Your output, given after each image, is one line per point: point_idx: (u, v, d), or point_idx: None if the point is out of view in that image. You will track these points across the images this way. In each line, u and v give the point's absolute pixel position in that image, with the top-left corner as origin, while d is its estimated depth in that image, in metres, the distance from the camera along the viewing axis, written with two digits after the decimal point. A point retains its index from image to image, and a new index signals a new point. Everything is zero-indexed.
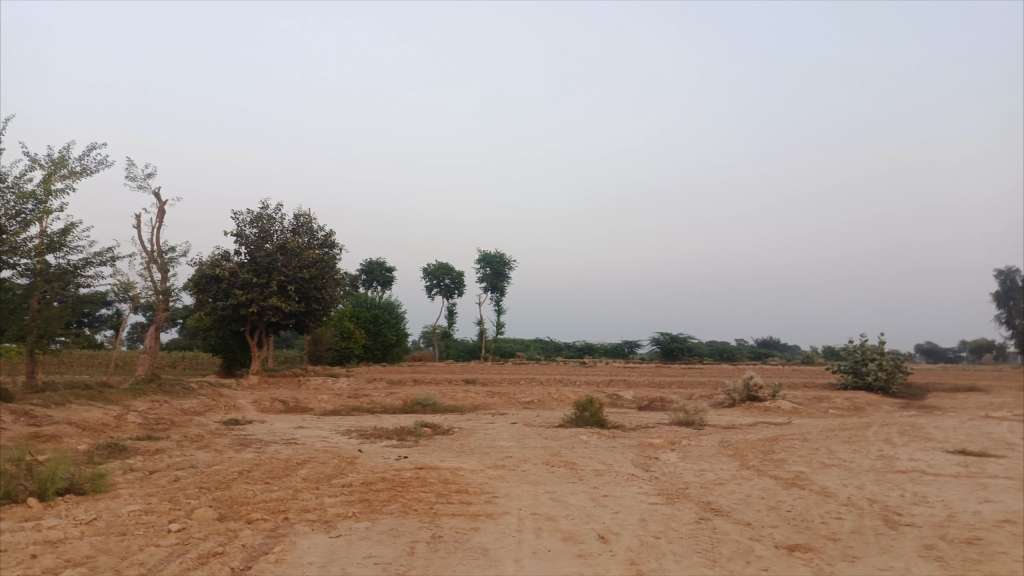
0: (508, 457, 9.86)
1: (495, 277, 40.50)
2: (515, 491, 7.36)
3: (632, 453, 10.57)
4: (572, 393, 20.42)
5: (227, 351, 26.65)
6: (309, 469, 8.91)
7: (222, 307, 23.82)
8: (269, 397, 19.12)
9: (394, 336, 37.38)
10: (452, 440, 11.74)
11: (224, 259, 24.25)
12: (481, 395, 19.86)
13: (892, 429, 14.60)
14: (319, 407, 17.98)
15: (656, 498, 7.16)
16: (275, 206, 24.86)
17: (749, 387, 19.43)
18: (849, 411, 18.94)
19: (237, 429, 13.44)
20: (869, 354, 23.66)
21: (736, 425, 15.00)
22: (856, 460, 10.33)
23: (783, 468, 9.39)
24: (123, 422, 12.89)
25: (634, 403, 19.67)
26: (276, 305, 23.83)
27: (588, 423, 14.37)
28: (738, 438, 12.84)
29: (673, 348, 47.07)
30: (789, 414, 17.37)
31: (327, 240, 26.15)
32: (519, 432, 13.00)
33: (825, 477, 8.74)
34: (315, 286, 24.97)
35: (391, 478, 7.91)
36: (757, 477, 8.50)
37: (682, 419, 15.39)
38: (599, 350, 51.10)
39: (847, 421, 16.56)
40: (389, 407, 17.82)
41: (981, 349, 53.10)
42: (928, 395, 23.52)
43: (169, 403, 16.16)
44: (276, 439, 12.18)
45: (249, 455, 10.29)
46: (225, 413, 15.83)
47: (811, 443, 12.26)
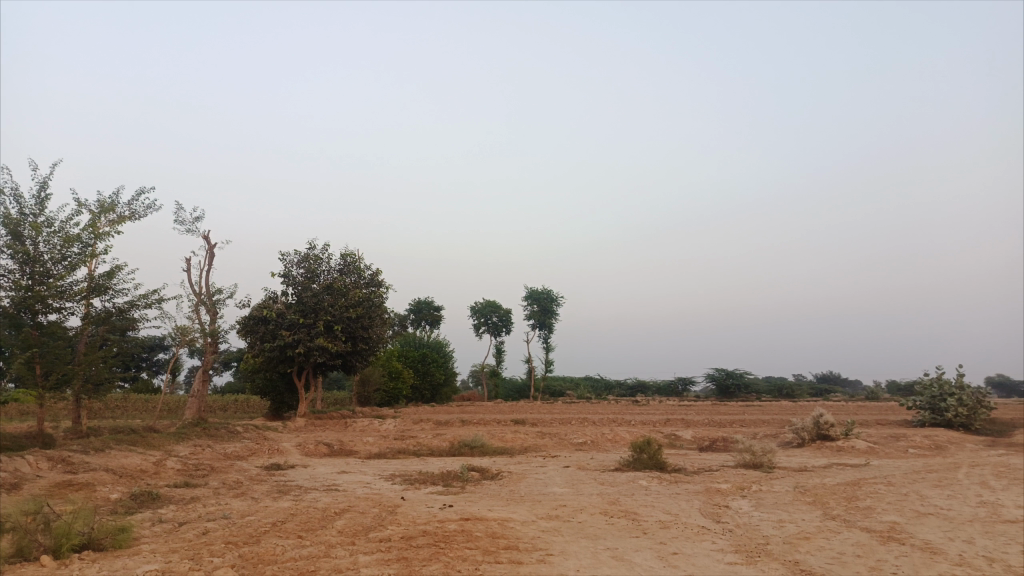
0: (562, 505, 9.02)
1: (544, 314, 39.74)
2: (571, 547, 6.52)
3: (698, 501, 9.62)
4: (627, 433, 19.43)
5: (275, 393, 26.41)
6: (346, 519, 8.24)
7: (269, 349, 23.60)
8: (314, 440, 18.64)
9: (442, 376, 36.83)
10: (501, 487, 10.95)
11: (271, 300, 24.15)
12: (531, 436, 18.99)
13: (985, 471, 13.24)
14: (365, 450, 17.40)
15: (734, 557, 6.24)
16: (321, 246, 24.76)
17: (818, 425, 18.17)
18: (931, 450, 17.46)
19: (277, 474, 12.90)
20: (947, 389, 22.06)
21: (809, 468, 13.82)
22: (954, 507, 9.20)
23: (874, 518, 8.32)
24: (162, 467, 12.46)
25: (694, 443, 18.56)
26: (323, 345, 23.50)
27: (647, 466, 13.39)
28: (814, 481, 11.72)
29: (729, 385, 45.36)
30: (865, 455, 16.09)
31: (373, 279, 25.90)
32: (572, 476, 12.13)
33: (926, 529, 7.65)
34: (361, 326, 24.65)
35: (434, 531, 7.17)
36: (846, 530, 7.48)
37: (748, 461, 14.27)
38: (652, 388, 49.68)
39: (931, 462, 15.20)
40: (436, 449, 17.10)
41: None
42: (1016, 432, 21.70)
43: (212, 447, 15.77)
44: (316, 485, 11.58)
45: (286, 503, 9.68)
46: (268, 457, 15.36)
47: (898, 487, 11.07)
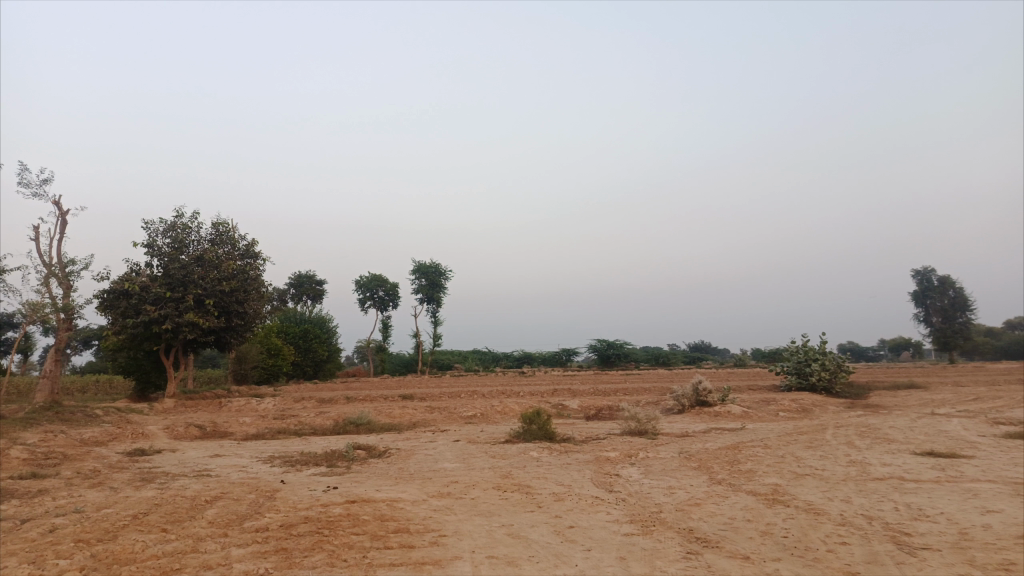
0: (454, 482, 8.71)
1: (431, 288, 39.16)
2: (465, 527, 6.21)
3: (589, 470, 9.58)
4: (515, 405, 19.40)
5: (140, 372, 24.52)
6: (218, 508, 7.56)
7: (132, 325, 21.81)
8: (184, 422, 17.39)
9: (325, 351, 35.63)
10: (389, 465, 10.51)
11: (134, 272, 22.26)
12: (419, 411, 18.58)
13: (849, 431, 14.10)
14: (242, 431, 16.40)
15: (630, 527, 6.14)
16: (190, 215, 23.02)
17: (698, 392, 18.83)
18: (799, 413, 18.51)
19: (142, 460, 11.84)
20: (812, 354, 23.51)
21: (691, 433, 14.23)
22: (827, 467, 9.64)
23: (758, 481, 8.54)
24: (4, 458, 11.11)
25: (581, 412, 18.78)
26: (193, 321, 21.97)
27: (537, 437, 13.33)
28: (697, 447, 12.03)
29: (611, 355, 46.65)
30: (741, 419, 16.83)
31: (249, 251, 24.46)
32: (462, 450, 11.85)
33: (806, 490, 7.91)
34: (236, 300, 23.24)
35: (317, 517, 6.66)
36: (734, 494, 7.59)
37: (634, 429, 14.53)
38: (537, 359, 50.36)
39: (800, 424, 16.08)
40: (320, 428, 16.37)
41: (899, 347, 55.69)
42: (870, 394, 23.43)
43: (65, 433, 14.32)
44: (186, 471, 10.69)
45: (150, 493, 8.82)
46: (132, 443, 14.13)
47: (774, 449, 11.54)
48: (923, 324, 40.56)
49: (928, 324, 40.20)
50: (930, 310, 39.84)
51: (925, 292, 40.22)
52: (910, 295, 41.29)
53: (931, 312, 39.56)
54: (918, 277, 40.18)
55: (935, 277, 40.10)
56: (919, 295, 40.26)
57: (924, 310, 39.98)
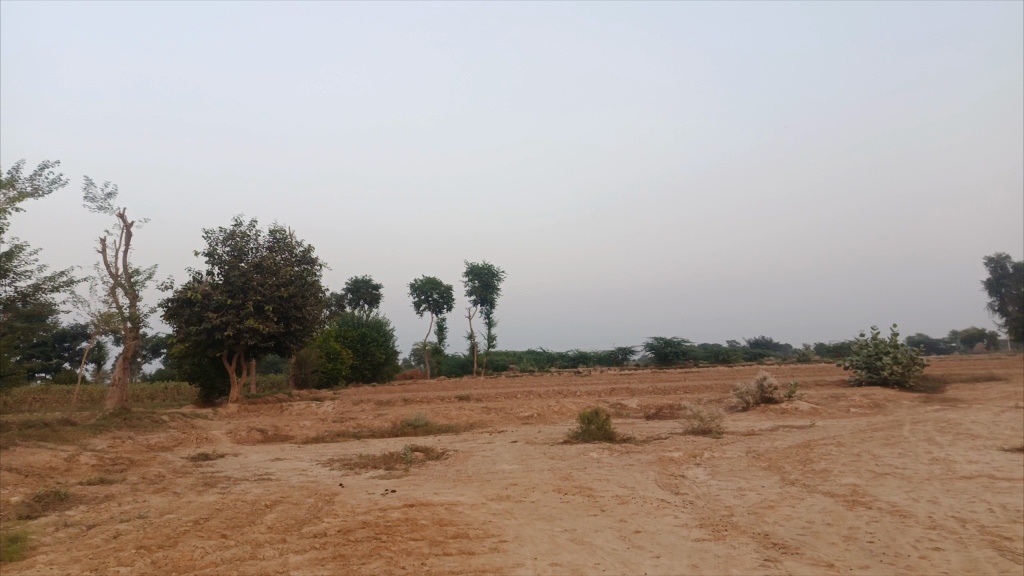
0: (513, 484, 8.49)
1: (484, 289, 39.14)
2: (526, 532, 5.97)
3: (653, 472, 9.24)
4: (573, 405, 19.11)
5: (204, 378, 25.10)
6: (277, 513, 7.51)
7: (195, 332, 22.33)
8: (246, 426, 17.66)
9: (383, 355, 35.93)
10: (447, 467, 10.36)
11: (196, 280, 22.80)
12: (475, 412, 18.45)
13: (928, 427, 13.36)
14: (302, 434, 16.55)
15: (701, 532, 5.80)
16: (248, 223, 23.46)
17: (763, 389, 18.19)
18: (871, 408, 17.70)
19: (205, 465, 12.00)
20: (882, 347, 22.52)
21: (757, 431, 13.69)
22: (908, 466, 9.07)
23: (834, 482, 8.06)
24: (75, 463, 11.39)
25: (640, 412, 18.37)
26: (253, 327, 22.36)
27: (596, 437, 13.02)
28: (765, 445, 11.53)
29: (668, 353, 45.82)
30: (809, 416, 16.16)
31: (306, 256, 24.80)
32: (520, 451, 11.63)
33: (888, 490, 7.42)
34: (294, 305, 23.57)
35: (375, 522, 6.52)
36: (810, 495, 7.16)
37: (697, 428, 14.07)
38: (593, 358, 49.87)
39: (874, 420, 15.34)
40: (378, 430, 16.39)
41: (972, 338, 53.33)
42: (946, 387, 22.31)
43: (133, 439, 14.67)
44: (247, 475, 10.76)
45: (212, 498, 8.87)
46: (196, 447, 14.38)
47: (848, 447, 10.96)
48: (1000, 314, 38.26)
49: (1005, 314, 37.90)
50: (1007, 298, 37.62)
51: (999, 280, 38.24)
52: (983, 283, 39.33)
53: (1008, 300, 37.37)
54: (992, 265, 38.31)
55: (1010, 265, 38.22)
56: (994, 283, 38.35)
57: (1000, 299, 38.00)
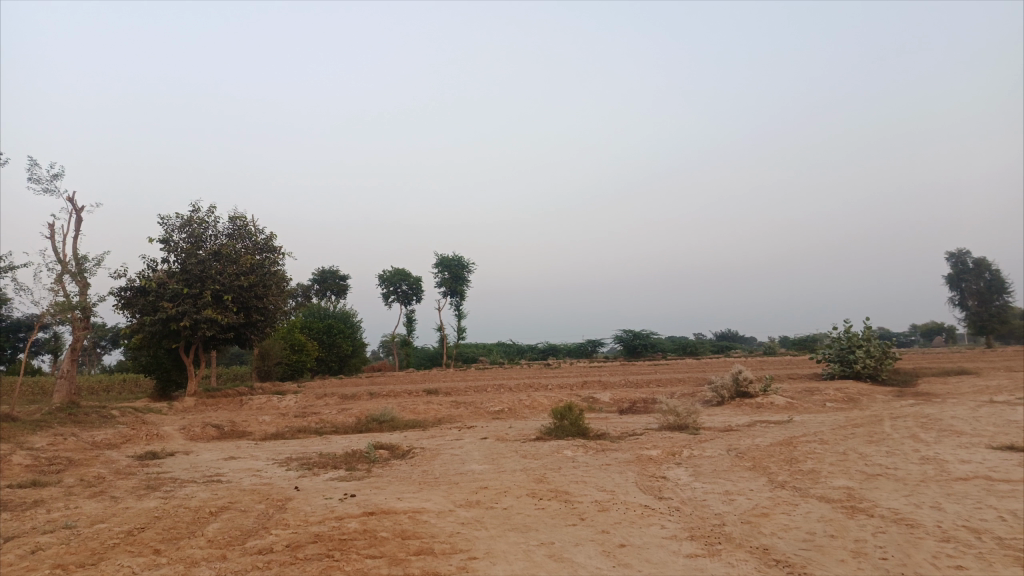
0: (483, 488, 7.85)
1: (454, 282, 38.41)
2: (498, 546, 5.33)
3: (632, 472, 8.66)
4: (544, 398, 18.53)
5: (160, 371, 23.97)
6: (222, 523, 6.76)
7: (150, 323, 21.26)
8: (201, 421, 16.77)
9: (350, 347, 34.98)
10: (411, 468, 9.68)
11: (150, 268, 21.69)
12: (443, 406, 17.78)
13: (909, 422, 13.03)
14: (261, 430, 15.70)
15: (692, 546, 5.23)
16: (206, 208, 22.37)
17: (738, 382, 17.77)
18: (846, 403, 17.40)
19: (152, 465, 11.15)
20: (855, 341, 22.30)
21: (735, 427, 13.25)
22: (899, 466, 8.62)
23: (826, 484, 7.56)
24: (6, 464, 10.44)
25: (613, 406, 17.86)
26: (211, 317, 21.33)
27: (569, 433, 12.43)
28: (746, 443, 11.04)
29: (637, 345, 45.60)
30: (786, 411, 15.80)
31: (267, 245, 23.80)
32: (490, 449, 11.01)
33: (885, 494, 6.93)
34: (255, 296, 22.58)
35: (329, 535, 5.82)
36: (805, 501, 6.62)
37: (673, 424, 13.57)
38: (562, 350, 49.49)
39: (852, 415, 15.02)
40: (341, 426, 15.65)
41: (931, 331, 54.38)
42: (918, 381, 22.18)
43: (77, 436, 13.70)
44: (196, 476, 9.96)
45: (152, 503, 8.08)
46: (145, 445, 13.49)
47: (832, 445, 10.54)
48: (959, 309, 38.59)
49: (964, 308, 38.20)
50: (966, 293, 37.91)
51: (959, 275, 38.51)
52: (944, 278, 39.47)
53: (968, 295, 37.64)
54: (953, 260, 38.55)
55: (970, 260, 38.43)
56: (954, 278, 38.50)
57: (960, 294, 38.20)
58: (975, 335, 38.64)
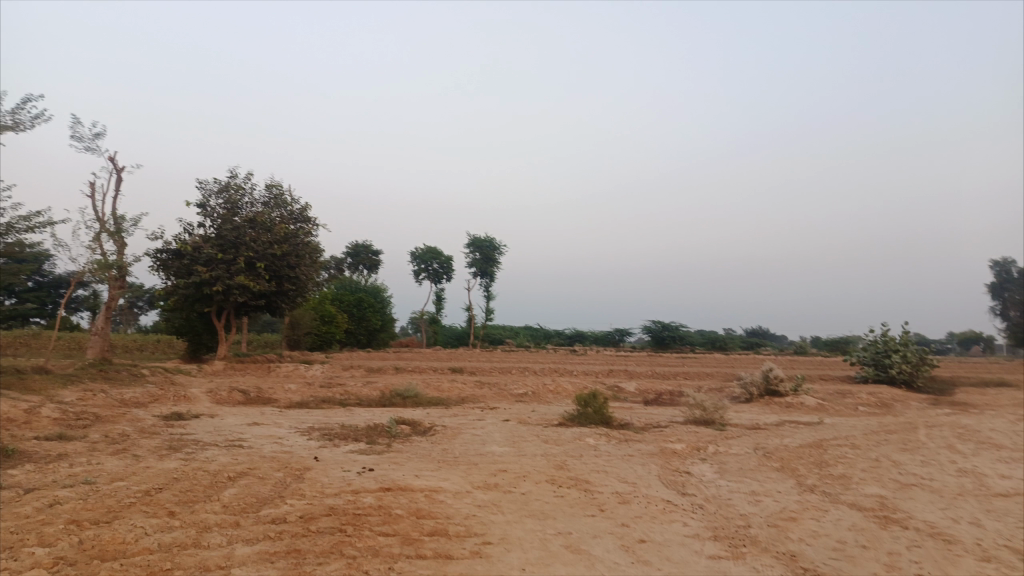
0: (503, 471, 7.72)
1: (485, 262, 38.31)
2: (514, 532, 5.19)
3: (655, 465, 8.46)
4: (569, 384, 18.35)
5: (192, 334, 24.27)
6: (239, 489, 6.73)
7: (183, 286, 21.50)
8: (228, 386, 16.92)
9: (379, 321, 35.13)
10: (432, 446, 9.59)
11: (186, 232, 21.89)
12: (468, 386, 17.71)
13: (945, 432, 12.59)
14: (285, 398, 15.78)
15: (715, 547, 5.03)
16: (244, 175, 22.49)
17: (768, 380, 17.39)
18: (879, 408, 16.94)
19: (176, 426, 11.22)
20: (892, 345, 21.70)
21: (763, 425, 12.95)
22: (935, 477, 8.30)
23: (857, 491, 7.28)
24: (34, 416, 10.58)
25: (639, 396, 17.62)
26: (243, 284, 21.50)
27: (593, 421, 12.25)
28: (775, 442, 10.76)
29: (666, 337, 45.14)
30: (816, 412, 15.43)
31: (302, 215, 23.88)
32: (512, 432, 10.88)
33: (921, 506, 6.64)
34: (287, 265, 22.70)
35: (344, 509, 5.74)
36: (835, 508, 6.37)
37: (699, 418, 13.30)
38: (590, 337, 49.22)
39: (885, 421, 14.60)
40: (365, 399, 15.66)
41: (969, 340, 52.98)
42: (955, 390, 21.55)
43: (105, 392, 13.88)
44: (218, 440, 9.99)
45: (173, 464, 8.10)
46: (171, 406, 13.62)
47: (864, 450, 10.21)
48: (1000, 318, 37.27)
49: (1005, 318, 36.91)
50: (1009, 302, 36.52)
51: (1003, 284, 37.35)
52: (987, 287, 38.27)
53: (1010, 304, 36.29)
54: (997, 268, 37.32)
55: (1016, 269, 37.14)
56: (997, 287, 37.23)
57: (1002, 304, 37.04)
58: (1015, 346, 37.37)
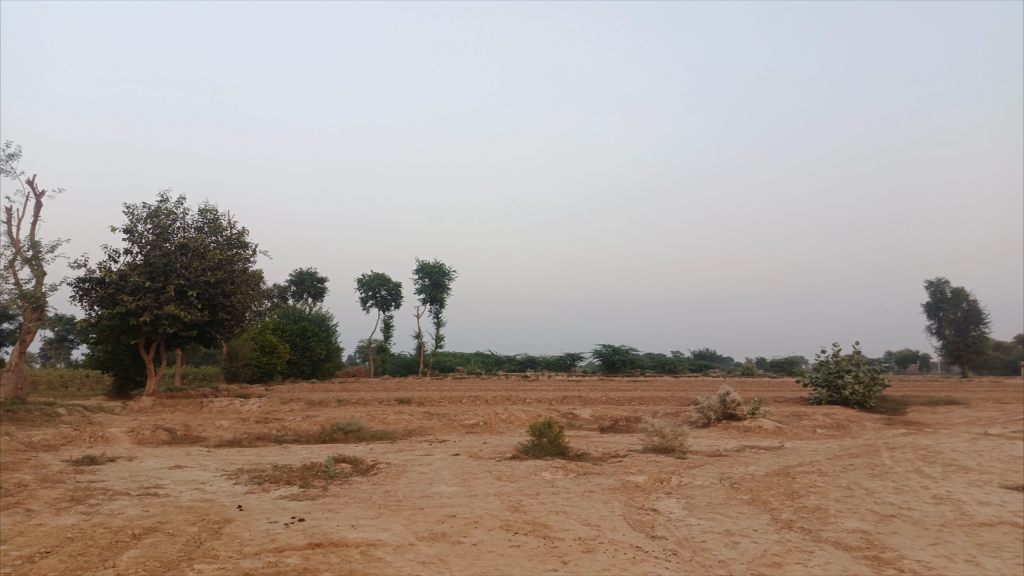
0: (452, 516, 6.89)
1: (434, 289, 37.40)
2: None
3: (618, 502, 7.75)
4: (521, 413, 17.58)
5: (118, 368, 22.65)
6: (141, 550, 5.74)
7: (107, 317, 20.05)
8: (153, 424, 15.63)
9: (323, 351, 33.80)
10: (373, 487, 8.69)
11: (111, 259, 20.49)
12: (415, 417, 16.79)
13: (909, 454, 12.25)
14: (216, 436, 14.60)
15: None
16: (175, 199, 21.25)
17: (726, 404, 16.94)
18: (837, 430, 16.62)
19: (86, 473, 10.04)
20: (845, 365, 21.58)
21: (725, 452, 12.41)
22: (913, 506, 7.80)
23: (838, 526, 6.70)
24: None
25: (594, 423, 16.97)
26: (173, 314, 20.17)
27: (548, 453, 11.50)
28: (740, 471, 10.18)
29: (616, 361, 44.83)
30: (776, 436, 15.02)
31: (238, 240, 22.70)
32: (462, 468, 10.05)
33: (908, 542, 6.08)
34: (221, 293, 21.44)
35: (262, 574, 4.84)
36: (820, 549, 5.75)
37: (658, 446, 12.68)
38: (541, 363, 48.57)
39: (846, 443, 14.26)
40: (304, 434, 14.62)
41: (905, 359, 54.29)
42: (906, 409, 21.50)
43: (11, 435, 12.53)
44: (131, 488, 8.90)
45: (70, 520, 7.03)
46: (86, 449, 12.36)
47: (833, 478, 9.71)
48: (935, 337, 38.18)
49: (940, 337, 37.81)
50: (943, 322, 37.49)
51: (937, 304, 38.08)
52: (923, 306, 39.12)
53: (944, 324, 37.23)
54: (931, 289, 38.18)
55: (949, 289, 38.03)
56: (931, 306, 38.06)
57: (938, 323, 37.74)
58: (950, 364, 38.25)
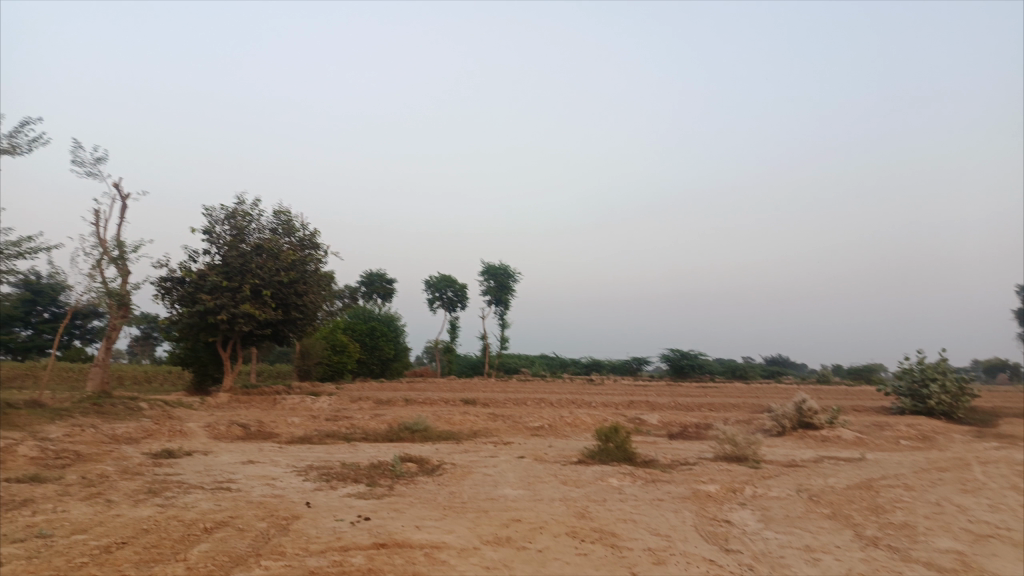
0: (517, 520, 6.76)
1: (500, 290, 37.46)
2: None
3: (689, 512, 7.46)
4: (587, 416, 17.33)
5: (197, 365, 23.48)
6: (211, 545, 5.81)
7: (187, 315, 20.80)
8: (228, 419, 16.10)
9: (392, 351, 34.28)
10: (438, 488, 8.64)
11: (191, 260, 21.25)
12: (481, 418, 16.77)
13: (1003, 470, 11.47)
14: (288, 433, 14.90)
15: None
16: (251, 201, 21.88)
17: (802, 412, 16.28)
18: (922, 442, 15.75)
19: (164, 465, 10.36)
20: (930, 374, 20.47)
21: (801, 463, 11.89)
22: (1011, 526, 7.24)
23: (929, 546, 6.26)
24: (11, 455, 9.72)
25: (662, 429, 16.59)
26: (249, 312, 20.75)
27: (615, 458, 11.24)
28: (818, 482, 9.71)
29: (684, 365, 43.93)
30: (856, 447, 14.33)
31: (311, 241, 23.21)
32: (527, 472, 9.92)
33: (1009, 567, 5.61)
34: (294, 293, 21.96)
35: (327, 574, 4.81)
36: (910, 570, 5.36)
37: (730, 454, 12.24)
38: (606, 367, 48.06)
39: (933, 456, 13.47)
40: (372, 433, 14.77)
41: (993, 369, 51.37)
42: (998, 421, 20.25)
43: (97, 428, 13.06)
44: (205, 482, 9.11)
45: (147, 512, 7.21)
46: (165, 442, 12.79)
47: (921, 493, 9.14)
48: None
49: None
50: None
51: None
52: (1015, 312, 36.89)
53: None
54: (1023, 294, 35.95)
55: None
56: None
57: None
58: None
